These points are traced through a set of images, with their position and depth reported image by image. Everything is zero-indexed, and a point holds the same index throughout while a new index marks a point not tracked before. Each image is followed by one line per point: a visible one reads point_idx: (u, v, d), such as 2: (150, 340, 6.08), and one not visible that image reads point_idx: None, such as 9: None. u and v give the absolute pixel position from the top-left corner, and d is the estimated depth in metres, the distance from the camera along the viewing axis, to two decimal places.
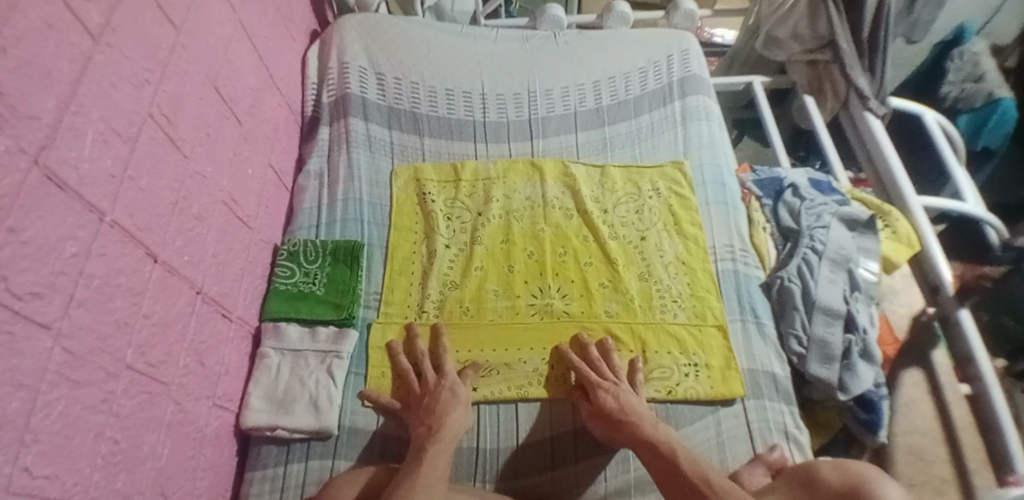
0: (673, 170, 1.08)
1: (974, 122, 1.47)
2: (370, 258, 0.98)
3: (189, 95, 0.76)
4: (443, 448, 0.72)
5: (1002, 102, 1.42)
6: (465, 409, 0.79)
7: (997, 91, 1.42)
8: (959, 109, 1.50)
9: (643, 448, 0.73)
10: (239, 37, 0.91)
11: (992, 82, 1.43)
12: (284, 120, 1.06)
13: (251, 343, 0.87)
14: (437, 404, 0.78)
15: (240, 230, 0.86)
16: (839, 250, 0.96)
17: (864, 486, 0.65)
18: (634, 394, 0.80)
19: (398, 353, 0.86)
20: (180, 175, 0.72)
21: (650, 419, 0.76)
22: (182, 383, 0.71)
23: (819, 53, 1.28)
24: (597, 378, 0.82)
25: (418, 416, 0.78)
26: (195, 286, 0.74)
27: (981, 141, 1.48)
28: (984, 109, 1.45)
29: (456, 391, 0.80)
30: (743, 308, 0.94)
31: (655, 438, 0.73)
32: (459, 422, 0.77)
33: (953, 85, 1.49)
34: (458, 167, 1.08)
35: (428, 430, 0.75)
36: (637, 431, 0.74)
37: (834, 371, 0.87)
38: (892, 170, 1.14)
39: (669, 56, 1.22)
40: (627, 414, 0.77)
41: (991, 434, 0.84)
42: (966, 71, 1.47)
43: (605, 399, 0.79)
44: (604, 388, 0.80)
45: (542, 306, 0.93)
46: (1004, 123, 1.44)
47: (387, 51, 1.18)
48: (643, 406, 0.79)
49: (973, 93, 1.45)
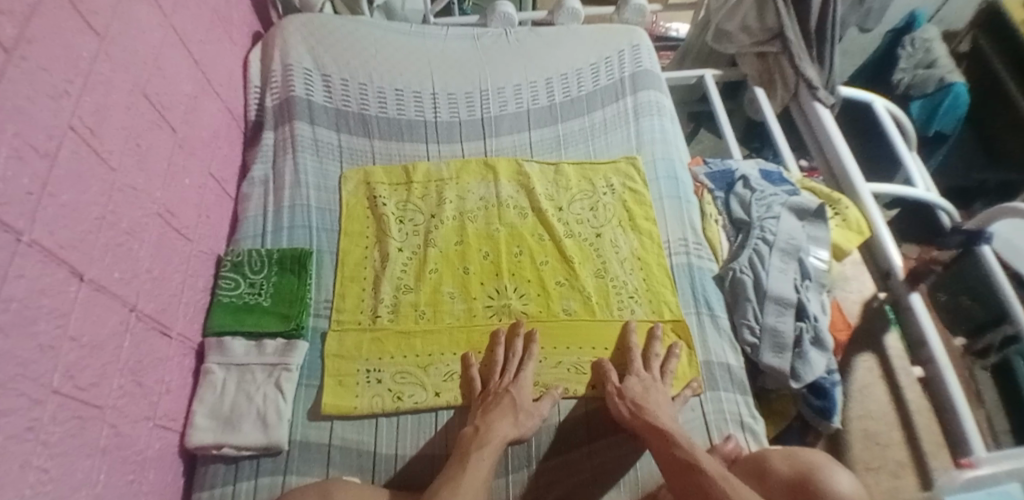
0: (627, 166, 1.08)
1: (926, 108, 1.51)
2: (320, 265, 0.96)
3: (117, 103, 0.70)
4: (484, 456, 0.72)
5: (955, 86, 1.47)
6: (525, 417, 0.79)
7: (948, 76, 1.48)
8: (911, 96, 1.54)
9: (657, 437, 0.74)
10: (173, 42, 0.86)
11: (943, 68, 1.49)
12: (225, 126, 1.02)
13: (194, 359, 0.84)
14: (495, 406, 0.79)
15: (178, 242, 0.82)
16: (789, 240, 0.97)
17: (814, 475, 0.67)
18: (667, 395, 0.81)
19: (472, 364, 0.85)
20: (107, 188, 0.67)
21: (668, 415, 0.78)
22: (118, 405, 0.66)
23: (768, 45, 1.29)
24: (638, 367, 0.84)
25: (476, 412, 0.80)
26: (129, 304, 0.70)
27: (934, 126, 1.52)
28: (937, 94, 1.50)
29: (519, 401, 0.80)
30: (698, 301, 0.95)
31: (671, 430, 0.74)
32: (514, 429, 0.77)
33: (905, 72, 1.53)
34: (410, 169, 1.06)
35: (476, 432, 0.76)
36: (654, 420, 0.75)
37: (786, 359, 0.88)
38: (841, 159, 1.16)
39: (621, 52, 1.22)
40: (648, 402, 0.78)
41: (944, 414, 0.85)
42: (917, 57, 1.51)
43: (631, 385, 0.81)
44: (638, 376, 0.83)
45: (498, 307, 0.92)
46: (955, 107, 1.48)
47: (333, 52, 1.15)
48: (666, 404, 0.80)
49: (925, 78, 1.50)
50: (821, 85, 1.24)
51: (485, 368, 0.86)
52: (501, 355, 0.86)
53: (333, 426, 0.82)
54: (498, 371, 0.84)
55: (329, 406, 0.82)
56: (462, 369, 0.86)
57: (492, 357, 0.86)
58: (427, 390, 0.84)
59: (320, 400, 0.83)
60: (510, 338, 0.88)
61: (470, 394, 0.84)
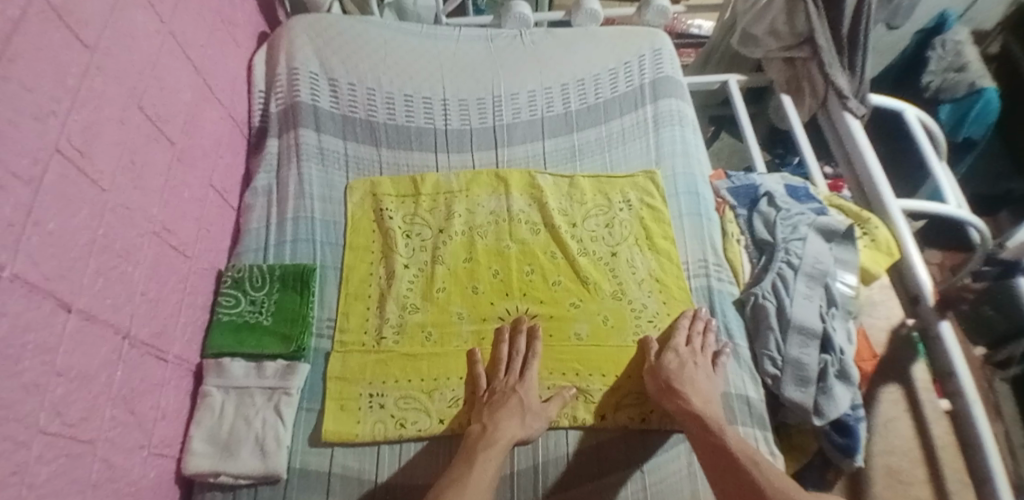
0: (645, 181, 1.03)
1: (955, 113, 1.43)
2: (323, 282, 0.92)
3: (109, 119, 0.67)
4: (492, 454, 0.72)
5: (986, 92, 1.38)
6: (531, 418, 0.78)
7: (979, 81, 1.38)
8: (941, 99, 1.45)
9: (693, 423, 0.75)
10: (171, 49, 0.82)
11: (975, 71, 1.38)
12: (228, 134, 0.98)
13: (192, 381, 0.81)
14: (502, 405, 0.78)
15: (176, 260, 0.79)
16: (815, 264, 0.91)
17: None
18: (702, 368, 0.82)
19: (478, 363, 0.84)
20: (98, 210, 0.64)
21: (703, 396, 0.78)
22: (111, 437, 0.64)
23: (797, 50, 1.23)
24: (677, 342, 0.84)
25: (478, 411, 0.80)
26: (121, 330, 0.67)
27: (963, 132, 1.45)
28: (967, 99, 1.41)
29: (526, 401, 0.79)
30: (717, 327, 0.90)
31: (705, 414, 0.76)
32: (521, 429, 0.76)
33: (935, 74, 1.45)
34: (418, 180, 1.02)
35: (484, 431, 0.76)
36: (688, 406, 0.76)
37: (809, 394, 0.83)
38: (872, 175, 1.10)
39: (641, 57, 1.16)
40: (683, 384, 0.78)
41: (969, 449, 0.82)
42: (948, 60, 1.42)
43: (667, 361, 0.81)
44: (674, 352, 0.82)
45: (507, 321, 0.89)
46: (986, 114, 1.40)
47: (340, 54, 1.10)
48: (702, 379, 0.80)
49: (956, 83, 1.41)
50: (852, 94, 1.18)
51: (490, 368, 0.85)
52: (505, 352, 0.85)
53: (333, 454, 0.79)
54: (502, 369, 0.83)
55: (328, 433, 0.79)
56: (465, 363, 0.85)
57: (496, 357, 0.85)
58: (431, 417, 0.81)
59: (321, 426, 0.80)
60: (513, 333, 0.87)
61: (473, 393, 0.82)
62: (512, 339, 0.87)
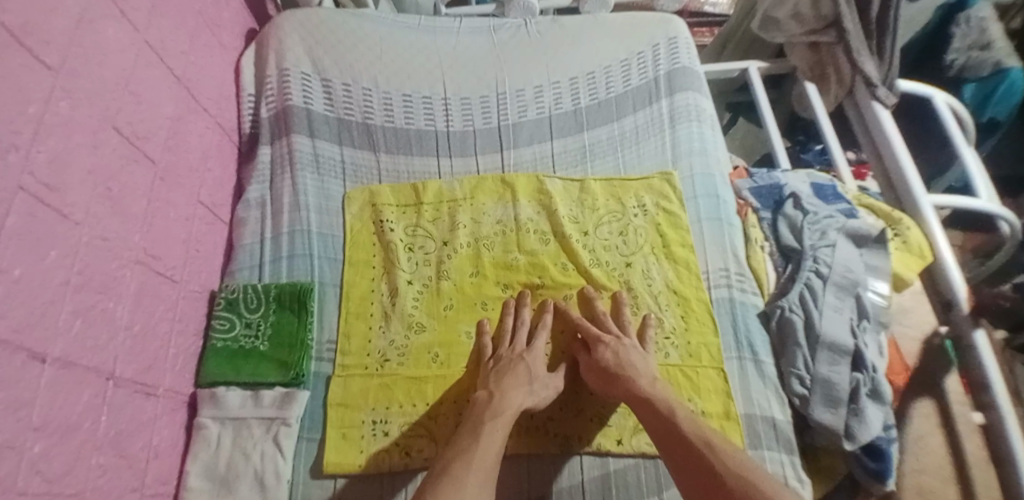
0: (661, 183, 0.97)
1: (979, 93, 1.28)
2: (322, 301, 0.87)
3: (81, 145, 0.61)
4: (499, 425, 0.70)
5: (1011, 73, 1.23)
6: (540, 386, 0.77)
7: (1005, 60, 1.22)
8: (963, 78, 1.28)
9: (641, 404, 0.72)
10: (147, 58, 0.76)
11: (1001, 49, 1.21)
12: (216, 144, 0.93)
13: (186, 413, 0.77)
14: (507, 372, 0.76)
15: (163, 288, 0.74)
16: (845, 273, 0.85)
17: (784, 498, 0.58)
18: (637, 350, 0.79)
19: (485, 332, 0.83)
20: (71, 247, 0.59)
21: (647, 375, 0.75)
22: (99, 486, 0.60)
23: (821, 35, 1.15)
24: (599, 333, 0.81)
25: (485, 378, 0.78)
26: (104, 372, 0.62)
27: (987, 113, 1.31)
28: (992, 79, 1.25)
29: (533, 370, 0.78)
30: (741, 344, 0.85)
31: (652, 395, 0.72)
32: (528, 397, 0.75)
33: (958, 52, 1.26)
34: (420, 188, 0.96)
35: (490, 398, 0.73)
36: (632, 387, 0.73)
37: (839, 416, 0.78)
38: (902, 170, 1.02)
39: (655, 46, 1.08)
40: (623, 369, 0.75)
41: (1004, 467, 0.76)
42: (972, 37, 1.22)
43: (602, 353, 0.78)
44: (605, 343, 0.79)
45: (510, 291, 0.88)
46: (1011, 94, 1.26)
47: (333, 52, 1.04)
48: (642, 362, 0.77)
49: (980, 61, 1.23)
50: (881, 82, 1.09)
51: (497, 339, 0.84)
52: (510, 324, 0.84)
53: (335, 485, 0.75)
54: (507, 339, 0.82)
55: (330, 465, 0.75)
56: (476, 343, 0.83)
57: (501, 327, 0.84)
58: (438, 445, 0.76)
59: (322, 458, 0.76)
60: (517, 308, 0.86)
61: (477, 363, 0.82)
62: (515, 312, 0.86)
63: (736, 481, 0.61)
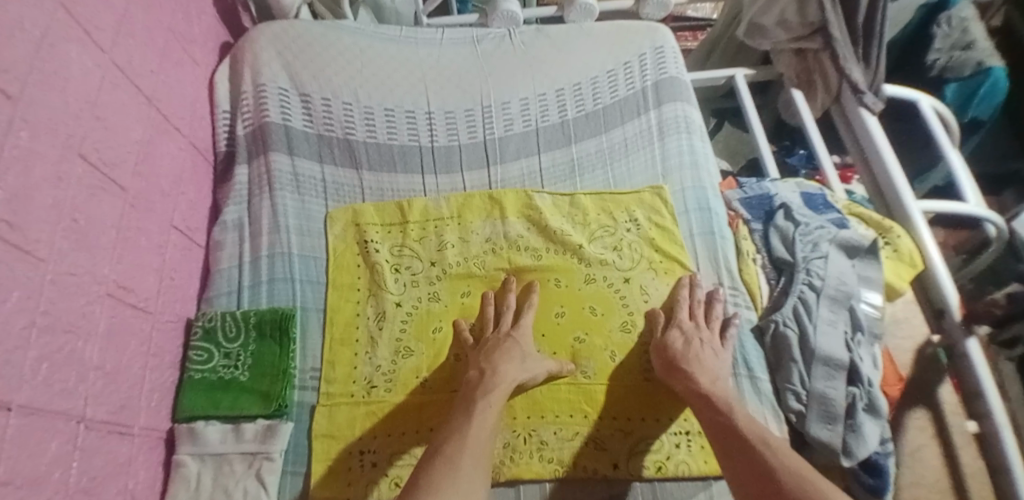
0: (652, 197, 0.95)
1: (961, 94, 1.24)
2: (305, 327, 0.84)
3: (43, 177, 0.58)
4: (491, 400, 0.69)
5: (993, 72, 1.20)
6: (531, 362, 0.76)
7: (987, 60, 1.18)
8: (945, 79, 1.25)
9: (700, 401, 0.72)
10: (113, 78, 0.72)
11: (983, 49, 1.18)
12: (189, 165, 0.89)
13: (163, 450, 0.74)
14: (497, 350, 0.76)
15: (135, 321, 0.70)
16: (839, 285, 0.83)
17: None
18: (710, 342, 0.79)
19: (463, 328, 0.82)
20: (36, 286, 0.55)
21: (710, 372, 0.75)
22: None
23: (807, 41, 1.14)
24: (682, 318, 0.82)
25: (475, 358, 0.77)
26: (74, 416, 0.58)
27: (968, 113, 1.28)
28: (973, 79, 1.22)
29: (521, 346, 0.77)
30: (735, 361, 0.84)
31: (712, 391, 0.72)
32: (520, 372, 0.74)
33: (939, 53, 1.22)
34: (405, 206, 0.93)
35: (481, 376, 0.73)
36: (693, 383, 0.73)
37: (837, 433, 0.76)
38: (890, 176, 1.00)
39: (642, 55, 1.06)
40: (688, 358, 0.76)
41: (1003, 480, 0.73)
42: (954, 37, 1.19)
43: (673, 339, 0.79)
44: (680, 329, 0.80)
45: (491, 282, 0.88)
46: (993, 95, 1.22)
47: (310, 66, 1.01)
48: (710, 357, 0.77)
49: (962, 63, 1.20)
50: (867, 87, 1.08)
51: (477, 324, 0.84)
52: (492, 312, 0.83)
53: None
54: (491, 327, 0.82)
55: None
56: (453, 335, 0.83)
57: (482, 317, 0.84)
58: None
59: (307, 492, 0.73)
60: (501, 294, 0.86)
61: (461, 355, 0.81)
62: (499, 300, 0.85)
63: (793, 481, 0.59)
